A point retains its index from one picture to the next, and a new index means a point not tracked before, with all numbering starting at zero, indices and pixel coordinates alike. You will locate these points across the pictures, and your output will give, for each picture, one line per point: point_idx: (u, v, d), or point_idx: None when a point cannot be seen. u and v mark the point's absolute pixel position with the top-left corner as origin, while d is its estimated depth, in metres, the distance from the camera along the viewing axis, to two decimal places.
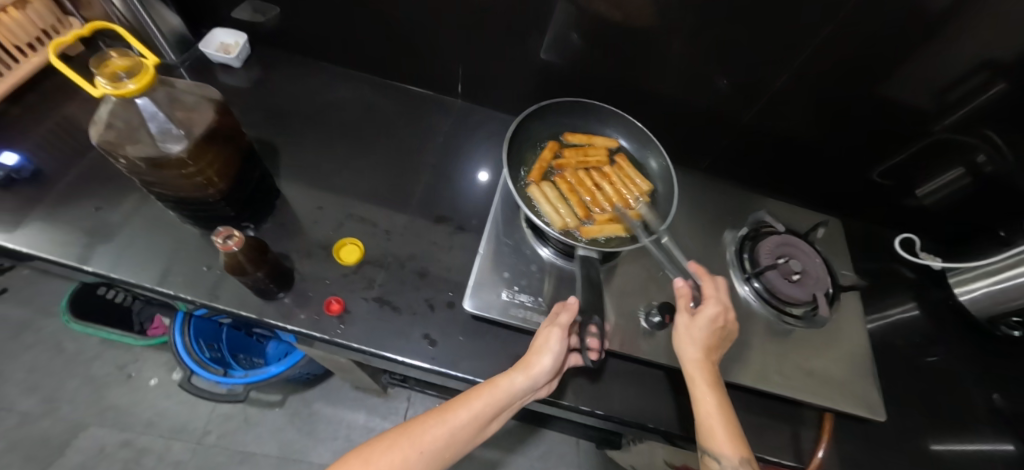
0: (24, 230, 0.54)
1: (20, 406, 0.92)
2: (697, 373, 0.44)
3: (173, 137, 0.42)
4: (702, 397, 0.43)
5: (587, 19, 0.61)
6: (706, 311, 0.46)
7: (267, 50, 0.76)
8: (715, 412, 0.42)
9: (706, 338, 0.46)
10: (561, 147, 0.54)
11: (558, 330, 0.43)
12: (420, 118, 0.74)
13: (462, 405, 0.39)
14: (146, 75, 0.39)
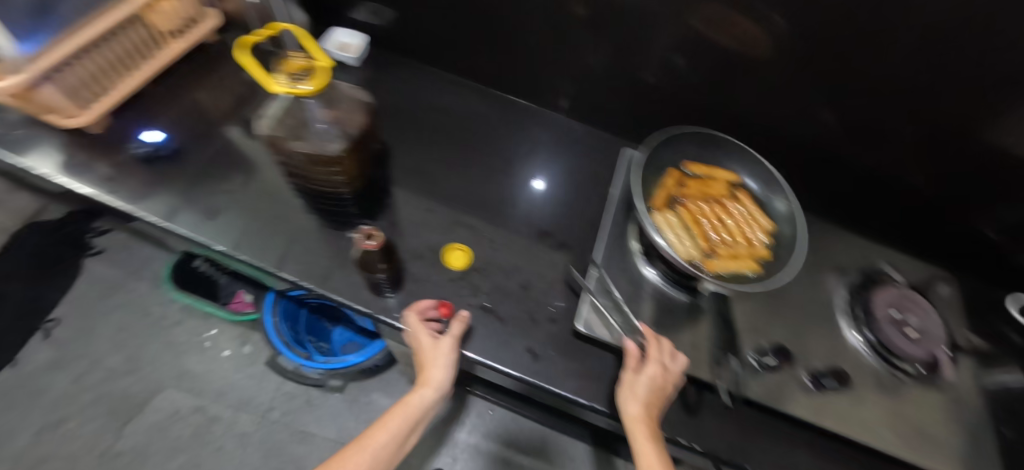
0: (164, 207, 0.58)
1: (107, 361, 0.98)
2: (645, 418, 0.42)
3: (332, 138, 0.45)
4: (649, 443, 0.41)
5: (692, 42, 0.60)
6: (653, 355, 0.46)
7: (379, 54, 0.80)
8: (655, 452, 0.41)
9: (651, 390, 0.44)
10: (683, 176, 0.53)
11: (448, 342, 0.49)
12: (520, 131, 0.76)
13: (381, 429, 0.45)
14: (320, 78, 0.41)
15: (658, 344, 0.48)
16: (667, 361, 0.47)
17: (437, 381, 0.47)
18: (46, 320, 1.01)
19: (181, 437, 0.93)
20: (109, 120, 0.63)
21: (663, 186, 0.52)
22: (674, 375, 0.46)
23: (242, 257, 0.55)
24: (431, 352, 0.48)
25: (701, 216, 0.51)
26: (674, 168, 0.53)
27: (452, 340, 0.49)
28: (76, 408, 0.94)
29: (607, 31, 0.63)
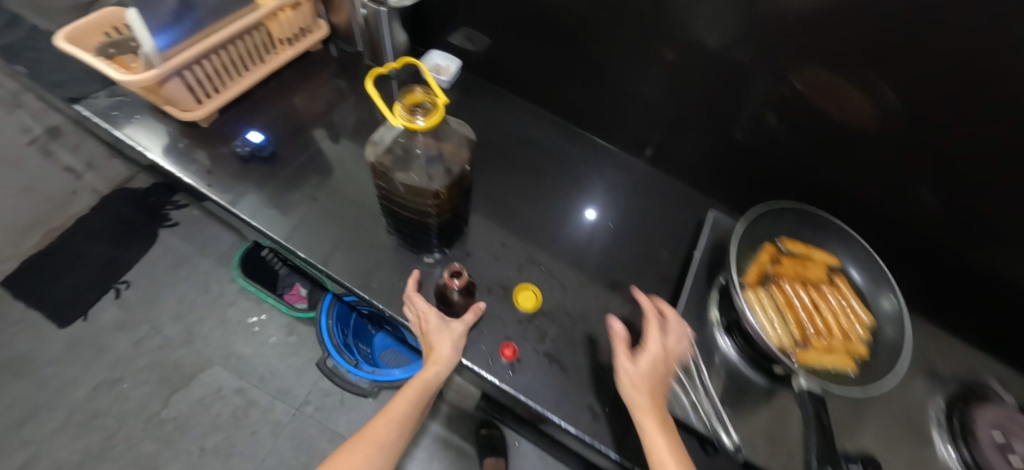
0: (257, 207, 0.61)
1: (165, 330, 1.04)
2: (649, 400, 0.42)
3: (436, 175, 0.45)
4: (655, 433, 0.40)
5: (791, 104, 0.57)
6: (648, 342, 0.46)
7: (467, 81, 0.82)
8: (667, 445, 0.39)
9: (654, 379, 0.43)
10: (780, 253, 0.51)
11: (458, 328, 0.51)
12: (597, 173, 0.76)
13: (398, 406, 0.50)
14: (435, 114, 0.41)
15: (649, 316, 0.48)
16: (661, 335, 0.46)
17: (442, 358, 0.49)
18: (118, 281, 1.08)
19: (220, 416, 0.97)
20: (216, 116, 0.67)
21: (757, 262, 0.50)
22: (671, 346, 0.46)
23: (323, 268, 0.58)
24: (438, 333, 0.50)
25: (797, 301, 0.48)
26: (771, 244, 0.51)
27: (462, 324, 0.51)
28: (131, 370, 0.99)
29: (706, 84, 0.61)
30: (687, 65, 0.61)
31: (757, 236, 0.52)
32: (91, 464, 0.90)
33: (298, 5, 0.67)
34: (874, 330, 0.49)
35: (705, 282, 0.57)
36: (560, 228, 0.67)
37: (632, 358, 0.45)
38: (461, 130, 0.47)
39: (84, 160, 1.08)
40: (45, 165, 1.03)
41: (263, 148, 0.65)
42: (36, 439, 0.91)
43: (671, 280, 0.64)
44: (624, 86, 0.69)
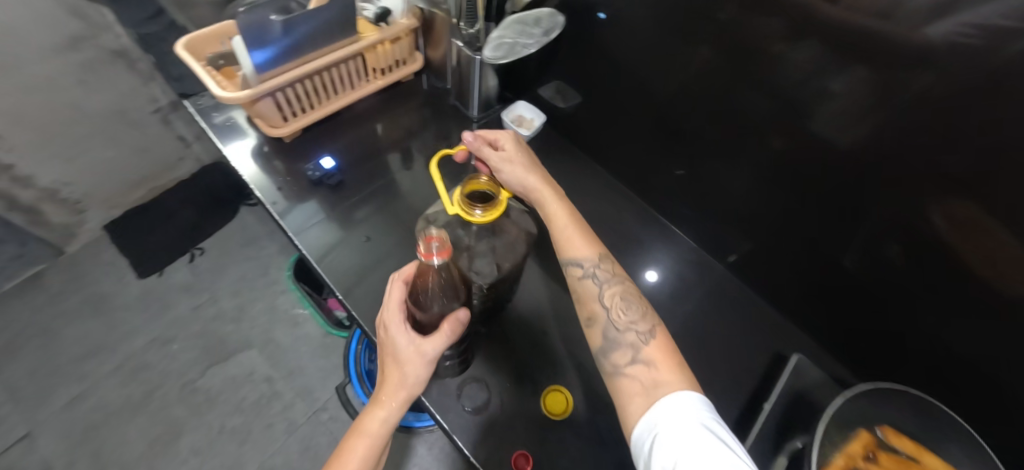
0: (313, 233, 0.62)
1: (221, 302, 1.11)
2: (543, 192, 0.52)
3: (484, 268, 0.46)
4: (556, 216, 0.51)
5: (914, 242, 0.48)
6: (509, 137, 0.57)
7: (548, 136, 0.79)
8: (567, 223, 0.50)
9: (524, 158, 0.56)
10: (877, 448, 0.40)
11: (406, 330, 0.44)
12: (669, 269, 0.70)
13: (362, 437, 0.46)
14: (496, 209, 0.42)
15: (511, 134, 0.57)
16: (517, 140, 0.57)
17: (408, 383, 0.45)
18: (195, 247, 1.17)
19: (246, 399, 1.00)
20: (299, 133, 0.69)
21: (847, 453, 0.40)
22: (524, 147, 0.57)
23: (354, 313, 0.56)
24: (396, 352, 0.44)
25: None
26: (866, 432, 0.41)
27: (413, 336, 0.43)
28: (184, 333, 1.07)
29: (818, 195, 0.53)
30: (795, 174, 0.54)
31: (855, 417, 0.42)
32: (129, 413, 0.97)
33: (398, 39, 0.67)
34: None
35: (770, 444, 0.48)
36: None
37: (502, 160, 0.55)
38: (519, 225, 0.49)
39: (195, 132, 1.20)
40: (162, 130, 1.15)
41: (332, 175, 0.65)
42: (92, 376, 1.00)
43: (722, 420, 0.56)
44: (723, 179, 0.63)
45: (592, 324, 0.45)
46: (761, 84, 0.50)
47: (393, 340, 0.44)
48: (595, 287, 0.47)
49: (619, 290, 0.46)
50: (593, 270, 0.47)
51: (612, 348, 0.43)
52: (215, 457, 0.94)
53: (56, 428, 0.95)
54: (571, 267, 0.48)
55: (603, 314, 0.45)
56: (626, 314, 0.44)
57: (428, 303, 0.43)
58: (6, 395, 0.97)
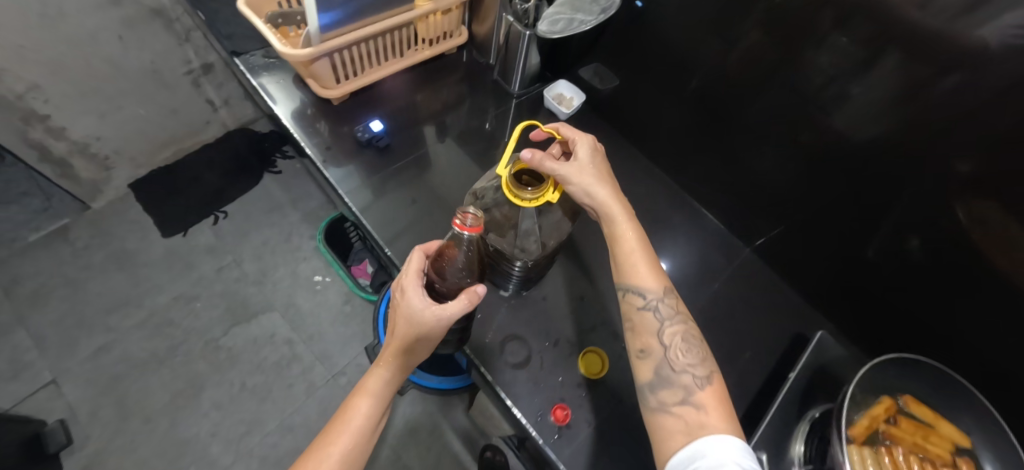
0: (363, 194, 0.65)
1: (244, 265, 1.13)
2: (614, 208, 0.48)
3: (525, 247, 0.52)
4: (625, 236, 0.47)
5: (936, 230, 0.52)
6: (585, 143, 0.52)
7: (584, 116, 0.81)
8: (637, 249, 0.46)
9: (597, 167, 0.50)
10: (898, 412, 0.44)
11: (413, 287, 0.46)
12: (702, 251, 0.71)
13: (363, 398, 0.48)
14: (541, 196, 0.47)
15: (582, 140, 0.51)
16: (588, 147, 0.51)
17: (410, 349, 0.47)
18: (219, 210, 1.19)
19: (268, 360, 1.03)
20: (348, 97, 0.70)
21: (869, 415, 0.43)
22: (596, 155, 0.51)
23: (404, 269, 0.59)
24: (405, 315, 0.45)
25: None
26: (889, 398, 0.44)
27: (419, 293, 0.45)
28: (207, 292, 1.09)
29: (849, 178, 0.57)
30: (825, 165, 0.59)
31: (879, 384, 0.45)
32: (153, 366, 0.99)
33: (449, 11, 0.69)
34: None
35: (794, 409, 0.51)
36: None
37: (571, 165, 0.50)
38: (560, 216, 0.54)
39: (223, 97, 1.22)
40: (192, 93, 1.16)
41: (381, 138, 0.67)
42: (117, 328, 1.02)
43: (751, 389, 0.58)
44: (758, 165, 0.67)
45: (645, 358, 0.43)
46: (800, 71, 0.54)
47: (405, 304, 0.45)
48: (655, 322, 0.44)
49: (679, 330, 0.44)
50: (655, 302, 0.45)
51: (662, 386, 0.41)
52: (236, 412, 0.97)
53: (82, 376, 0.97)
54: (631, 295, 0.45)
55: (660, 350, 0.43)
56: (685, 357, 0.42)
57: (450, 273, 0.49)
58: (33, 342, 0.99)
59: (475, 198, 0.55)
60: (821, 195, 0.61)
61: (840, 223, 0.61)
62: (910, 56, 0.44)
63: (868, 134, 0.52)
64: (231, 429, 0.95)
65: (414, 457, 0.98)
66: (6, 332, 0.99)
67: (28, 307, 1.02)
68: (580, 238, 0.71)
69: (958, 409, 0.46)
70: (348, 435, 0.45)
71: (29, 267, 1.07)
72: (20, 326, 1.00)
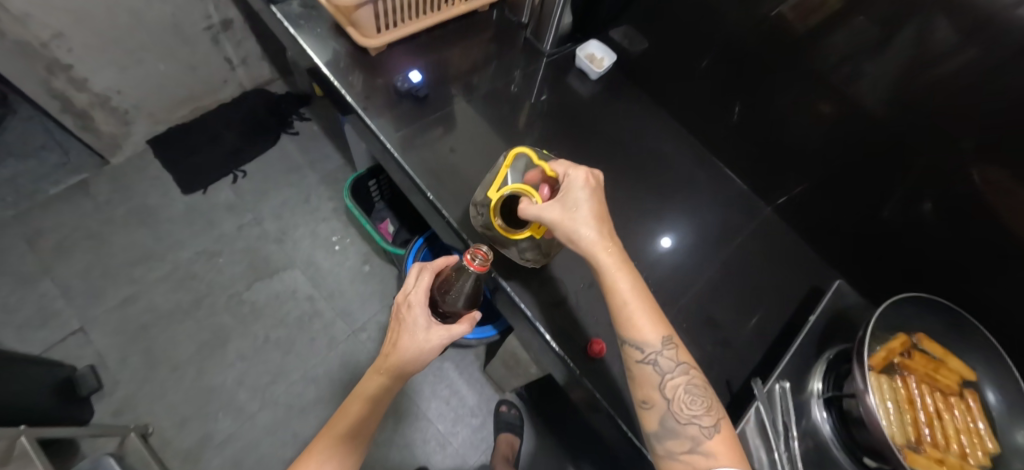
0: (401, 141, 0.65)
1: (265, 224, 1.15)
2: (602, 257, 0.44)
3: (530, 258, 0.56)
4: (619, 284, 0.44)
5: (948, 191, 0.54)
6: (575, 180, 0.47)
7: (612, 79, 0.83)
8: (631, 303, 0.43)
9: (588, 208, 0.46)
10: (912, 347, 0.47)
11: (415, 309, 0.50)
12: (727, 208, 0.73)
13: (362, 401, 0.50)
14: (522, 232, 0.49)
15: (574, 180, 0.47)
16: (583, 186, 0.46)
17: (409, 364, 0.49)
18: (238, 169, 1.20)
19: (289, 314, 1.06)
20: (384, 48, 0.71)
21: (887, 347, 0.46)
22: (590, 192, 0.46)
23: (445, 214, 0.61)
24: (405, 335, 0.50)
25: (919, 402, 0.45)
26: (905, 335, 0.47)
27: (422, 313, 0.50)
28: (229, 248, 1.11)
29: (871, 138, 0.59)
30: (852, 122, 0.60)
31: (896, 321, 0.48)
32: (179, 317, 1.02)
33: None
34: (998, 459, 0.45)
35: (815, 349, 0.53)
36: (674, 251, 0.66)
37: (554, 209, 0.46)
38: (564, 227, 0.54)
39: (242, 55, 1.21)
40: (211, 50, 1.15)
41: (419, 88, 0.68)
42: (142, 280, 1.05)
43: (773, 334, 0.60)
44: (787, 119, 0.68)
45: (649, 409, 0.43)
46: (838, 25, 0.55)
47: (406, 324, 0.50)
48: (656, 376, 0.42)
49: (682, 382, 0.42)
50: (654, 356, 0.42)
51: (669, 436, 0.41)
52: (261, 363, 1.00)
53: (110, 325, 1.00)
54: (630, 348, 0.43)
55: (663, 403, 0.42)
56: (688, 410, 0.41)
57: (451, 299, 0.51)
58: (59, 291, 1.01)
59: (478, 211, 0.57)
60: (844, 150, 0.63)
61: (861, 180, 0.64)
62: (952, 15, 0.45)
63: (901, 93, 0.53)
64: (257, 378, 0.99)
65: (432, 408, 1.03)
66: (33, 281, 1.01)
67: (53, 257, 1.04)
68: (616, 186, 0.70)
69: (972, 344, 0.49)
70: (341, 440, 0.48)
71: (51, 218, 1.08)
72: (46, 276, 1.02)
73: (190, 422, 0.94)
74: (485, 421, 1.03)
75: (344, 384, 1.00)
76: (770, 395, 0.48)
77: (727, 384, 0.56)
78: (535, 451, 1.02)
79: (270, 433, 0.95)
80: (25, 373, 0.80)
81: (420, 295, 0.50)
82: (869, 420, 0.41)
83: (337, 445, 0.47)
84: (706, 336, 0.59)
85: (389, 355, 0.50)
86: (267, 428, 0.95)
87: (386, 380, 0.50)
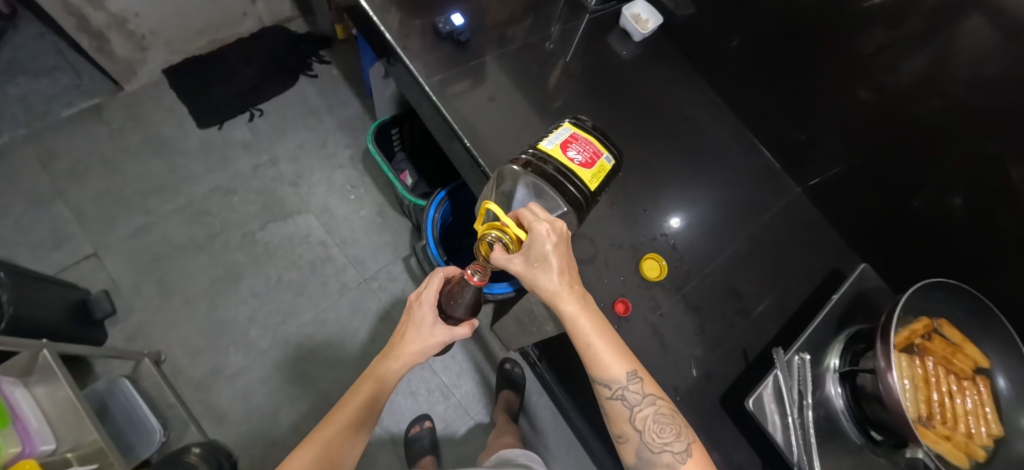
0: (438, 84, 0.63)
1: (281, 165, 1.13)
2: (565, 306, 0.41)
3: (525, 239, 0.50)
4: (583, 328, 0.42)
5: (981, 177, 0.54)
6: (535, 234, 0.39)
7: (654, 42, 0.80)
8: (597, 344, 0.42)
9: (553, 260, 0.40)
10: (933, 331, 0.48)
11: (423, 307, 0.49)
12: (758, 184, 0.73)
13: (366, 388, 0.48)
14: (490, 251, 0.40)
15: (537, 234, 0.39)
16: (548, 239, 0.39)
17: (419, 353, 0.48)
18: (255, 107, 1.17)
19: (302, 258, 1.06)
20: None
21: (910, 328, 0.47)
22: (556, 243, 0.40)
23: (481, 161, 0.60)
24: (410, 329, 0.49)
25: (934, 381, 0.46)
26: (928, 319, 0.48)
27: (430, 310, 0.48)
28: (244, 187, 1.10)
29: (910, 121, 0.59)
30: (883, 115, 0.62)
31: (922, 304, 0.49)
32: (193, 251, 1.03)
33: None
34: (1000, 440, 0.47)
35: (835, 326, 0.54)
36: (701, 223, 0.66)
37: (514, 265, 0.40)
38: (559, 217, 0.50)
39: None
40: None
41: (461, 31, 0.65)
42: (156, 212, 1.04)
43: (790, 309, 0.62)
44: (823, 104, 0.68)
45: (625, 443, 0.44)
46: (876, 20, 0.56)
47: (413, 317, 0.50)
48: (625, 410, 0.43)
49: (652, 412, 0.43)
50: (622, 391, 0.43)
51: (645, 467, 0.42)
52: (273, 302, 1.02)
53: (123, 252, 1.00)
54: (600, 388, 0.43)
55: (636, 435, 0.43)
56: (659, 439, 0.42)
57: (453, 306, 0.48)
58: (73, 215, 1.01)
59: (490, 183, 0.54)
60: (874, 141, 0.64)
61: (890, 173, 0.64)
62: (990, 14, 0.45)
63: (935, 88, 0.54)
64: (268, 317, 1.01)
65: (438, 359, 1.05)
66: (46, 203, 1.00)
67: (66, 181, 1.03)
68: (649, 152, 0.69)
69: (989, 331, 0.50)
70: (342, 428, 0.45)
71: (63, 141, 1.06)
72: (59, 199, 1.01)
73: (201, 353, 0.96)
74: (489, 376, 1.06)
75: (353, 329, 1.02)
76: (789, 366, 0.50)
77: (743, 352, 0.57)
78: (534, 408, 1.06)
79: (280, 369, 0.97)
80: (36, 290, 0.79)
81: (430, 293, 0.49)
82: (887, 392, 0.42)
83: (349, 429, 0.45)
84: (726, 305, 0.60)
85: (396, 345, 0.50)
86: (277, 365, 0.97)
87: (395, 365, 0.48)
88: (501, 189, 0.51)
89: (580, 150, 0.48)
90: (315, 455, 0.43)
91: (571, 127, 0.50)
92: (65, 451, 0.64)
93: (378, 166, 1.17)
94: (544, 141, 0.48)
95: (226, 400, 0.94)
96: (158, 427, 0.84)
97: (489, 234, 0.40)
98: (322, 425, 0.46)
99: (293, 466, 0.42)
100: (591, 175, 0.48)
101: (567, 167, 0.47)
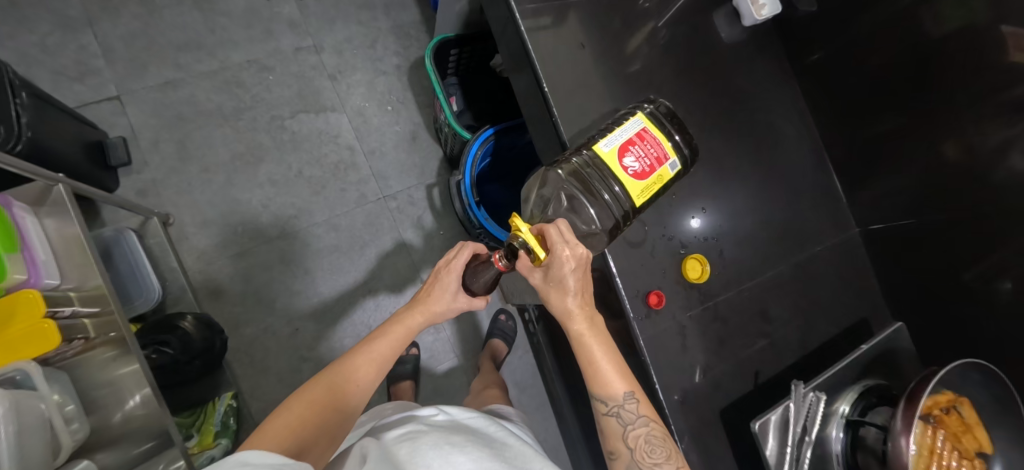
0: (525, 17, 0.58)
1: (325, 54, 1.06)
2: (574, 321, 0.45)
3: None
4: (589, 346, 0.45)
5: None
6: (557, 255, 0.42)
7: (761, 30, 0.73)
8: (602, 361, 0.44)
9: (570, 279, 0.44)
10: (953, 407, 0.47)
11: (453, 273, 0.50)
12: (820, 213, 0.70)
13: (387, 337, 0.48)
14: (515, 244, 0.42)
15: (557, 256, 0.42)
16: (567, 262, 0.42)
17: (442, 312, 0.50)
18: None
19: (327, 158, 1.03)
20: None
21: (933, 398, 0.46)
22: (575, 267, 0.43)
23: (555, 114, 0.57)
24: (436, 289, 0.50)
25: (943, 455, 0.45)
26: (950, 394, 0.47)
27: (456, 278, 0.50)
28: (282, 68, 1.04)
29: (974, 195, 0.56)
30: (958, 183, 0.57)
31: (952, 379, 0.48)
32: (217, 121, 0.98)
33: None
34: None
35: (852, 376, 0.54)
36: (751, 238, 0.63)
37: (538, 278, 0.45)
38: (589, 221, 0.52)
39: None
40: None
41: None
42: (186, 69, 0.98)
43: (808, 345, 0.62)
44: (899, 154, 0.64)
45: (616, 458, 0.46)
46: (991, 76, 0.51)
47: (439, 281, 0.50)
48: (619, 427, 0.45)
49: (644, 432, 0.44)
50: (617, 410, 0.45)
51: None
52: (289, 194, 0.99)
53: (146, 103, 0.95)
54: (597, 402, 0.45)
55: (626, 452, 0.45)
56: (649, 458, 0.44)
57: (473, 281, 0.49)
58: (102, 49, 0.95)
59: (536, 178, 0.57)
60: (936, 211, 0.60)
61: (940, 247, 0.61)
62: None
63: (1010, 159, 0.51)
64: (282, 208, 0.99)
65: None
66: (74, 28, 0.94)
67: (99, 9, 0.96)
68: (722, 149, 0.65)
69: (1005, 419, 0.50)
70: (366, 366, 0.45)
71: None
72: (89, 28, 0.95)
73: (211, 226, 0.95)
74: (484, 320, 1.07)
75: (361, 243, 1.01)
76: (802, 405, 0.49)
77: (754, 373, 0.58)
78: (519, 363, 1.07)
79: (284, 263, 0.97)
80: (54, 120, 0.76)
81: (460, 263, 0.49)
82: (893, 453, 0.42)
83: (374, 362, 0.46)
84: (751, 325, 0.60)
85: (421, 300, 0.51)
86: (282, 257, 0.97)
87: (420, 319, 0.50)
88: (542, 191, 0.55)
89: (639, 156, 0.47)
90: (341, 380, 0.44)
91: (638, 124, 0.49)
92: (69, 289, 0.64)
93: (422, 85, 1.11)
94: (601, 142, 0.47)
95: (226, 277, 0.94)
96: (158, 287, 0.85)
97: (516, 237, 0.42)
98: (345, 355, 0.46)
99: (319, 390, 0.42)
100: (642, 187, 0.48)
101: (618, 175, 0.47)
